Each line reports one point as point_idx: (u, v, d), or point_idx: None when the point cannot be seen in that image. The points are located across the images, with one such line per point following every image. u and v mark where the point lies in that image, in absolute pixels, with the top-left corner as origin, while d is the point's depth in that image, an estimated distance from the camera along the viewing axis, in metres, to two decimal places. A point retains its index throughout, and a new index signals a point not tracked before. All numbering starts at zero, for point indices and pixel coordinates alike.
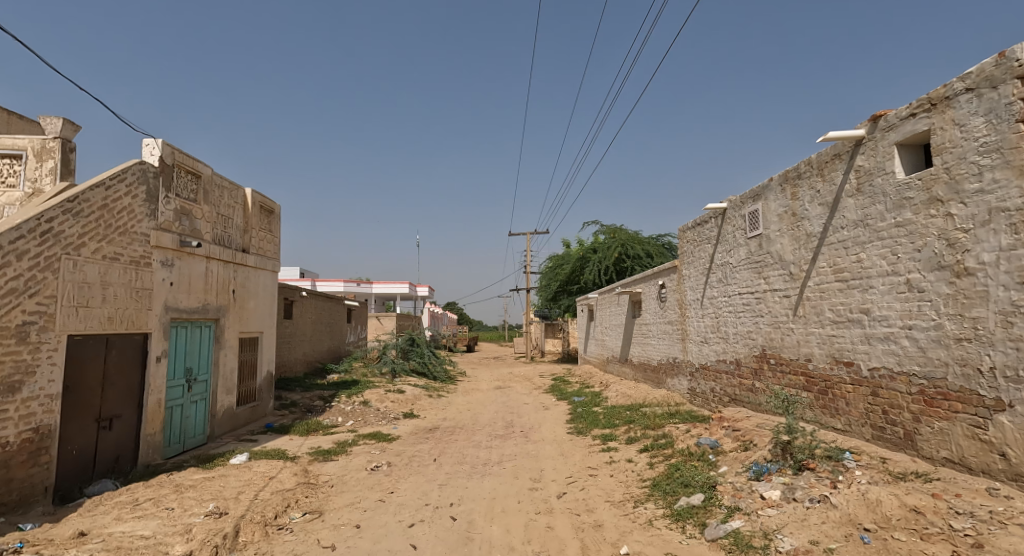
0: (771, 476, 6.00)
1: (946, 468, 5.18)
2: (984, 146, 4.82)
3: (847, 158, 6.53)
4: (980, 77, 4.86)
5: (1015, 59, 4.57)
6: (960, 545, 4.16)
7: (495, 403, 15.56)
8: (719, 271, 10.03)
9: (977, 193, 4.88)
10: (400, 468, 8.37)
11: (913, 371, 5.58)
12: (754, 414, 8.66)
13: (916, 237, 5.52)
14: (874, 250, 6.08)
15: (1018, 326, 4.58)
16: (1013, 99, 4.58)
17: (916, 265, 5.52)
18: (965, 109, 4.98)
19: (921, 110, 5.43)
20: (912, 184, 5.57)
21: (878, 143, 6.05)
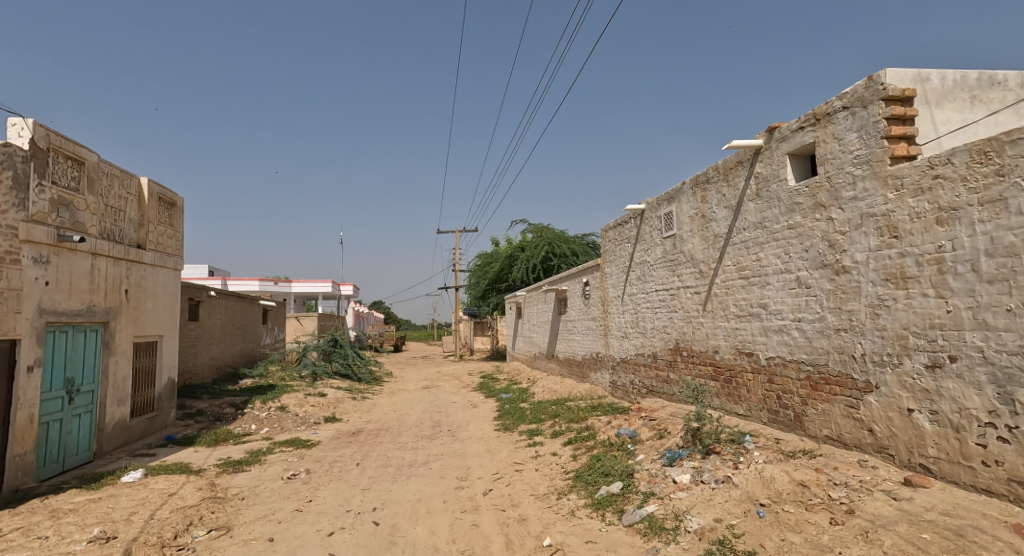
0: (682, 461, 6.48)
1: (828, 444, 5.81)
2: (858, 159, 5.38)
3: (748, 165, 7.12)
4: (854, 97, 5.43)
5: (881, 83, 5.14)
6: (837, 512, 4.68)
7: (423, 403, 15.51)
8: (638, 269, 10.56)
9: (853, 200, 5.46)
10: (319, 475, 8.22)
11: (802, 358, 6.20)
12: (669, 403, 9.25)
13: (805, 239, 6.14)
14: (771, 250, 6.69)
15: (884, 317, 5.09)
16: (879, 119, 5.14)
17: (805, 263, 6.13)
18: (842, 124, 5.57)
19: (808, 123, 6.04)
20: (801, 191, 6.18)
21: (773, 152, 6.65)
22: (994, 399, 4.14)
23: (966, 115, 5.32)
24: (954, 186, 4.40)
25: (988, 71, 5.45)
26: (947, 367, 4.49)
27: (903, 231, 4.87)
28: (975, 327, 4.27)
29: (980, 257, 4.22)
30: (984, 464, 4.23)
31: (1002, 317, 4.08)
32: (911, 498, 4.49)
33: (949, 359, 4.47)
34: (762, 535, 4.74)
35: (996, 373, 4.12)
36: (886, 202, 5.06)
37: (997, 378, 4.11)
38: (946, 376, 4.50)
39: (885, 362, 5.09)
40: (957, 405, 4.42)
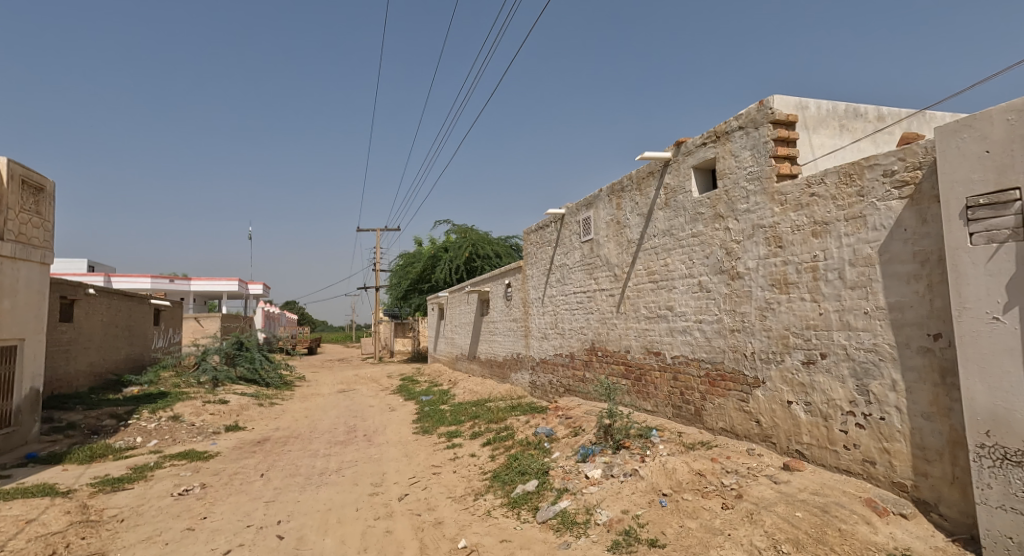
0: (595, 457, 6.82)
1: (723, 436, 6.32)
2: (751, 175, 5.92)
3: (658, 176, 7.60)
4: (748, 118, 5.96)
5: (770, 107, 5.69)
6: (728, 497, 5.12)
7: (338, 407, 15.13)
8: (557, 271, 10.90)
9: (746, 212, 5.98)
10: (216, 489, 7.85)
11: (702, 357, 6.71)
12: (584, 402, 9.65)
13: (706, 246, 6.65)
14: (677, 256, 7.17)
15: (770, 318, 5.63)
16: (768, 140, 5.68)
17: (706, 269, 6.65)
18: (738, 142, 6.08)
19: (710, 140, 6.55)
20: (703, 202, 6.69)
21: (680, 165, 7.15)
22: (854, 390, 4.72)
23: (837, 141, 5.98)
24: (827, 203, 4.96)
25: (854, 103, 6.13)
26: (819, 363, 5.05)
27: (787, 241, 5.42)
28: (841, 328, 4.83)
29: (846, 266, 4.78)
30: (846, 448, 4.81)
31: (861, 318, 4.65)
32: (789, 481, 5.01)
33: (821, 356, 5.03)
34: (663, 523, 5.09)
35: (857, 367, 4.69)
36: (773, 215, 5.60)
37: (858, 372, 4.68)
38: (818, 370, 5.06)
39: (770, 359, 5.63)
40: (826, 397, 4.98)
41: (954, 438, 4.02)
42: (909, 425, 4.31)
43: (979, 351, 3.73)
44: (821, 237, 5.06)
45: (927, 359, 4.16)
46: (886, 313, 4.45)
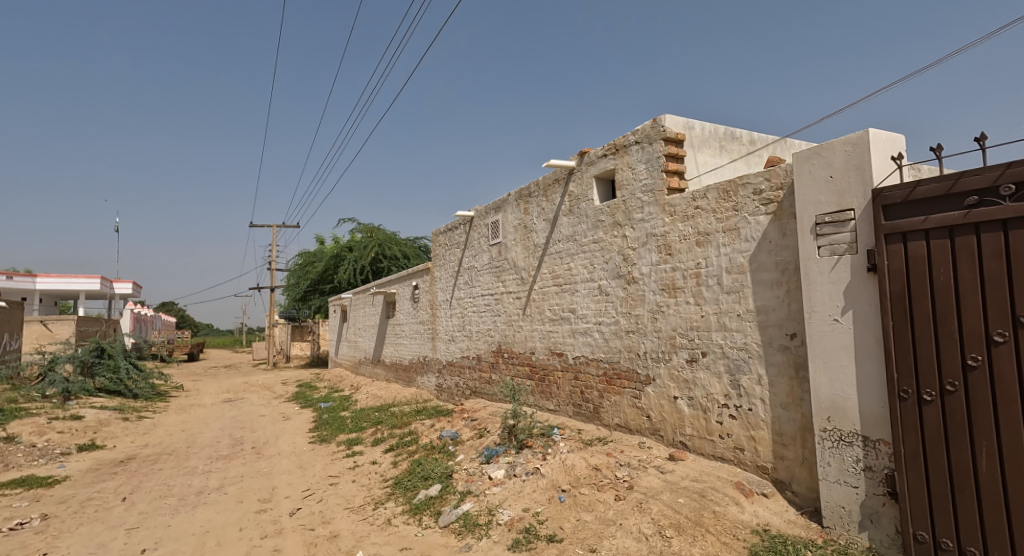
0: (499, 458, 6.99)
1: (618, 431, 6.71)
2: (645, 187, 6.35)
3: (563, 183, 7.92)
4: (643, 134, 6.39)
5: (662, 125, 6.15)
6: (620, 488, 5.47)
7: (222, 419, 14.21)
8: (465, 274, 11.00)
9: (641, 221, 6.41)
10: (62, 520, 7.10)
11: (601, 357, 7.07)
12: (489, 404, 9.83)
13: (605, 252, 7.03)
14: (580, 261, 7.52)
15: (660, 320, 6.08)
16: (660, 155, 6.13)
17: (605, 274, 7.02)
18: (635, 156, 6.50)
19: (610, 152, 6.94)
20: (603, 210, 7.06)
21: (583, 174, 7.49)
22: (728, 385, 5.22)
23: (717, 160, 6.56)
24: (708, 215, 5.45)
25: (731, 127, 6.77)
26: (700, 360, 5.53)
27: (675, 250, 5.88)
28: (718, 329, 5.33)
29: (723, 272, 5.28)
30: (721, 437, 5.32)
31: (735, 320, 5.17)
32: (673, 470, 5.44)
33: (702, 354, 5.51)
34: (561, 518, 5.34)
35: (731, 364, 5.20)
36: (664, 225, 6.05)
37: (731, 368, 5.19)
38: (700, 367, 5.54)
39: (660, 358, 6.07)
40: (705, 392, 5.47)
41: (804, 424, 4.60)
42: (770, 415, 4.86)
43: (825, 348, 4.33)
44: (703, 247, 5.55)
45: (785, 356, 4.72)
46: (754, 316, 4.98)
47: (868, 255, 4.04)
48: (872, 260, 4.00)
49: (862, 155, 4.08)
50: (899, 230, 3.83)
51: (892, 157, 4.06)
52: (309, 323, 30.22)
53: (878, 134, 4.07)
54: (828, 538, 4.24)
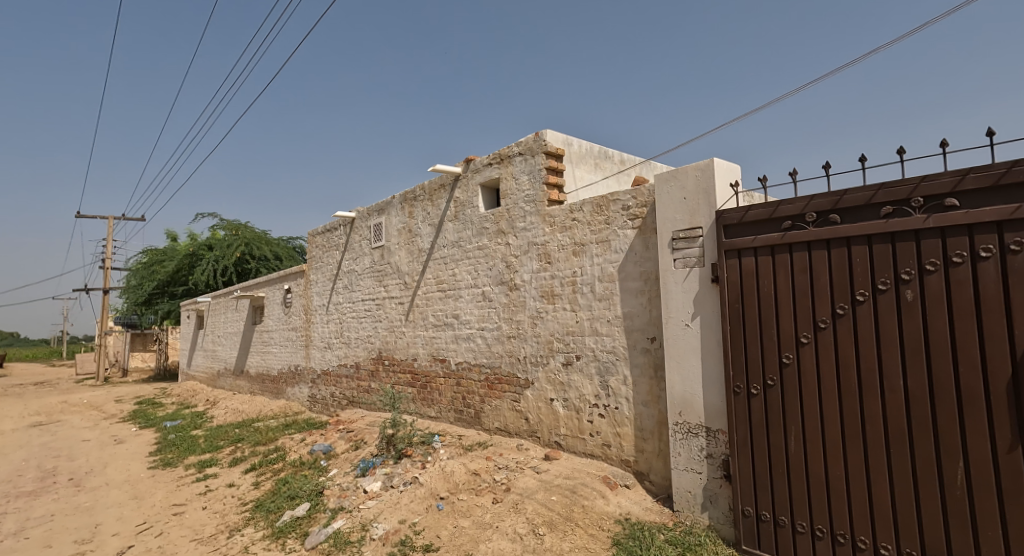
0: (375, 469, 6.86)
1: (498, 435, 6.86)
2: (527, 198, 6.61)
3: (449, 189, 7.95)
4: (526, 147, 6.67)
5: (543, 140, 6.47)
6: (498, 491, 5.62)
7: (33, 448, 12.35)
8: (345, 277, 10.66)
9: (523, 230, 6.63)
10: None
11: (483, 362, 7.17)
12: (367, 414, 9.60)
13: (489, 259, 7.17)
14: (464, 267, 7.59)
15: (539, 325, 6.32)
16: (541, 168, 6.44)
17: (488, 280, 7.14)
18: (519, 167, 6.74)
19: (494, 162, 7.12)
20: (488, 218, 7.19)
21: (468, 181, 7.59)
22: (599, 386, 5.58)
23: (593, 176, 6.99)
24: (584, 227, 5.80)
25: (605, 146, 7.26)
26: (575, 363, 5.84)
27: (554, 258, 6.16)
28: (591, 333, 5.68)
29: (596, 281, 5.65)
30: (591, 435, 5.66)
31: (605, 325, 5.55)
32: (548, 470, 5.67)
33: (576, 357, 5.83)
34: (438, 526, 5.34)
35: (601, 366, 5.56)
36: (544, 234, 6.31)
37: (602, 370, 5.55)
38: (574, 370, 5.85)
39: (538, 362, 6.31)
40: (578, 393, 5.80)
41: (661, 419, 5.05)
42: (633, 411, 5.27)
43: (677, 349, 4.82)
44: (580, 256, 5.88)
45: (646, 357, 5.16)
46: (622, 321, 5.38)
47: (713, 267, 4.58)
48: (716, 272, 4.55)
49: (709, 180, 4.60)
50: (736, 247, 4.43)
51: (731, 185, 4.61)
52: (154, 332, 27.20)
53: (721, 163, 4.62)
54: (678, 520, 4.76)
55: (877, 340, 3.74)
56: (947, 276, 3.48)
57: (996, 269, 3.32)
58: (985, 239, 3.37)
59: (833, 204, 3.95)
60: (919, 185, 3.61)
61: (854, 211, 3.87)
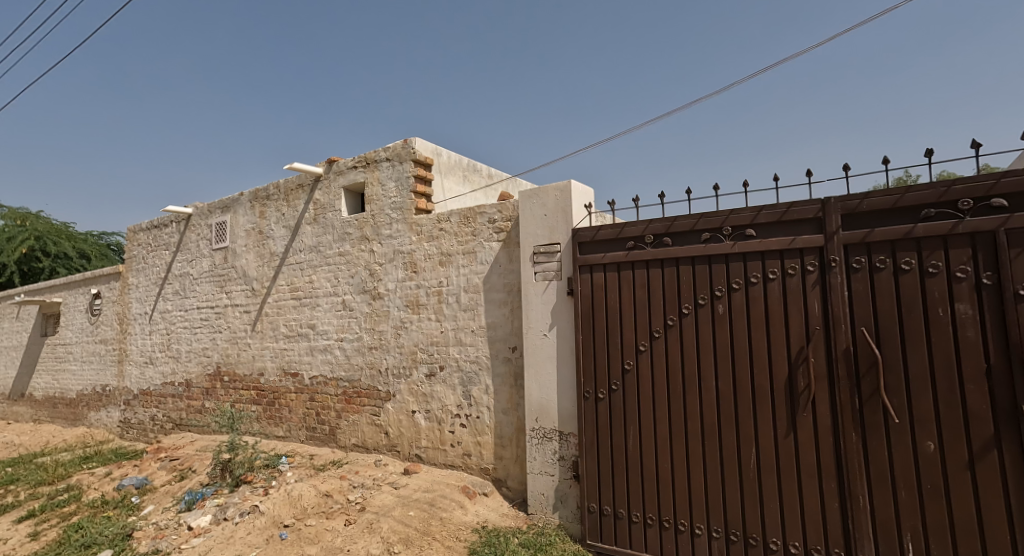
0: (205, 501, 6.11)
1: (354, 451, 6.53)
2: (394, 204, 6.37)
3: (308, 190, 7.33)
4: (394, 152, 6.46)
5: (412, 147, 6.33)
6: (351, 512, 5.34)
7: None
8: (177, 282, 9.43)
9: (389, 237, 6.37)
10: None
11: (340, 376, 6.71)
12: (199, 437, 8.55)
13: (351, 266, 6.72)
14: (323, 273, 7.02)
15: (402, 336, 6.14)
16: (410, 175, 6.28)
17: (350, 288, 6.70)
18: (385, 172, 6.49)
19: (360, 165, 6.77)
20: (351, 223, 6.76)
21: (331, 183, 7.08)
22: (461, 396, 5.61)
23: (460, 188, 7.07)
24: (451, 238, 5.83)
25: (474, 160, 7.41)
26: (438, 375, 5.81)
27: (420, 268, 6.05)
28: (455, 343, 5.70)
29: (462, 291, 5.70)
30: (452, 445, 5.67)
31: (469, 335, 5.62)
32: (406, 485, 5.54)
33: (440, 368, 5.80)
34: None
35: (464, 376, 5.61)
36: (410, 243, 6.16)
37: (465, 380, 5.60)
38: (437, 381, 5.81)
39: (400, 374, 6.12)
40: (441, 404, 5.77)
41: (519, 426, 5.23)
42: (494, 420, 5.39)
43: (535, 359, 5.05)
44: (446, 266, 5.88)
45: (507, 366, 5.33)
46: (485, 331, 5.50)
47: (568, 281, 4.90)
48: (571, 285, 4.88)
49: (566, 200, 4.95)
50: (589, 263, 4.79)
51: (585, 206, 4.99)
52: None
53: (577, 185, 4.99)
54: (531, 523, 4.95)
55: (695, 348, 4.34)
56: (747, 293, 4.17)
57: (780, 288, 4.05)
58: (773, 263, 4.10)
59: (666, 228, 4.50)
60: (729, 216, 4.28)
61: (682, 235, 4.46)
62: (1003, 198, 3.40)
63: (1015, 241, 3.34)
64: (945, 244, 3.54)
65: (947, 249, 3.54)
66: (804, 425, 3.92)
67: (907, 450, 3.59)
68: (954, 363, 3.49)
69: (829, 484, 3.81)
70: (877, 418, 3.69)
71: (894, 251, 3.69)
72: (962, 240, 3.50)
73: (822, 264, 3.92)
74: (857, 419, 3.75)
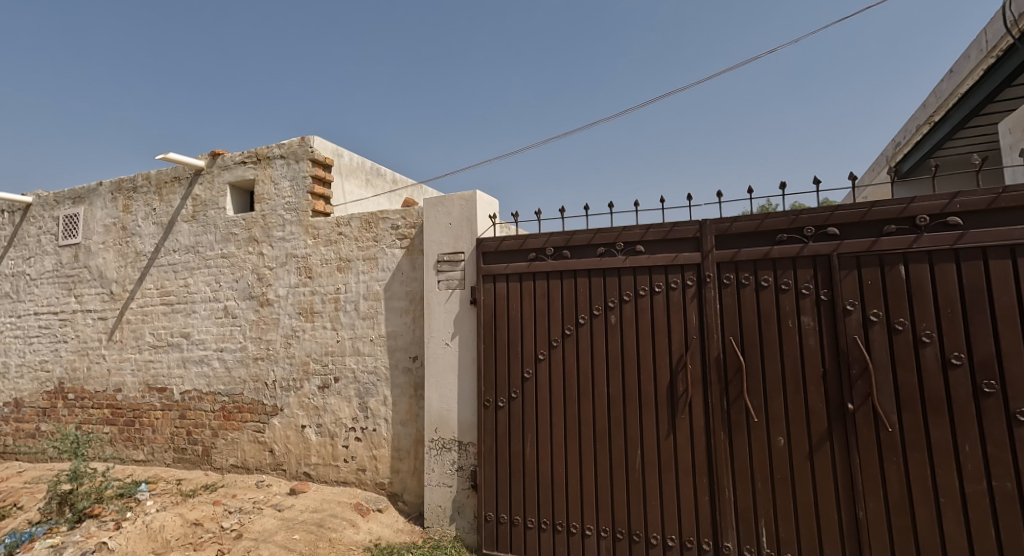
0: (36, 542, 5.16)
1: (231, 473, 5.95)
2: (288, 205, 5.97)
3: (186, 184, 6.64)
4: (289, 150, 6.07)
5: (310, 146, 5.99)
6: (225, 541, 4.85)
7: None
8: (7, 282, 8.01)
9: (281, 240, 5.94)
10: None
11: (218, 390, 6.11)
12: (30, 466, 7.30)
13: (235, 269, 6.17)
14: (201, 277, 6.37)
15: (293, 345, 5.74)
16: (307, 175, 5.93)
17: (233, 294, 6.15)
18: (278, 170, 6.07)
19: (249, 160, 6.27)
20: (237, 223, 6.22)
21: (214, 178, 6.47)
22: (357, 408, 5.37)
23: (362, 192, 6.82)
24: (351, 243, 5.58)
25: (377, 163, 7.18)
26: (332, 387, 5.50)
27: (315, 273, 5.72)
28: (352, 353, 5.45)
29: (360, 299, 5.47)
30: (345, 461, 5.40)
31: (367, 344, 5.40)
32: (292, 506, 5.16)
33: (334, 380, 5.50)
34: None
35: (361, 388, 5.37)
36: (305, 246, 5.80)
37: (361, 391, 5.37)
38: (331, 394, 5.50)
39: (289, 387, 5.70)
40: (334, 417, 5.47)
41: (417, 437, 5.12)
42: (391, 432, 5.22)
43: (437, 368, 4.98)
44: (344, 272, 5.61)
45: (407, 377, 5.20)
46: (385, 340, 5.32)
47: (471, 290, 4.92)
48: (474, 294, 4.90)
49: (472, 210, 4.98)
50: (492, 273, 4.85)
51: (490, 216, 5.05)
52: None
53: (483, 196, 5.04)
54: (427, 536, 4.85)
55: (589, 356, 4.56)
56: (637, 305, 4.48)
57: (664, 301, 4.40)
58: (658, 277, 4.44)
59: (566, 241, 4.69)
60: (621, 233, 4.57)
61: (580, 249, 4.67)
62: (837, 227, 3.97)
63: (845, 264, 3.92)
64: (794, 265, 4.07)
65: (796, 269, 4.06)
66: (682, 427, 4.26)
67: (764, 445, 4.05)
68: (800, 368, 4.00)
69: (702, 479, 4.17)
70: (741, 418, 4.12)
71: (757, 269, 4.17)
72: (806, 262, 4.03)
73: (699, 279, 4.32)
74: (725, 420, 4.16)
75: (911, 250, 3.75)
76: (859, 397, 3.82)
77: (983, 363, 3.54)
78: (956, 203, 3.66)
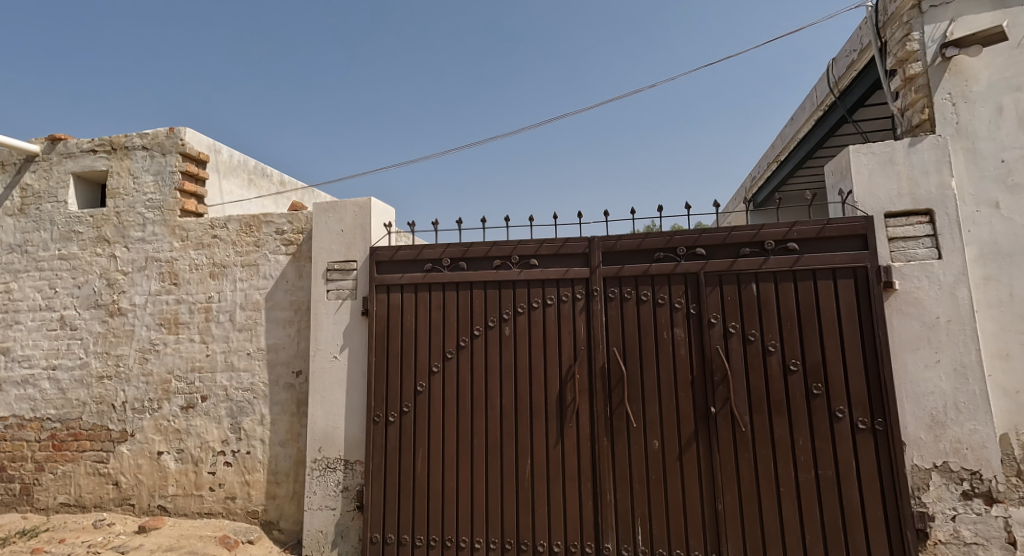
0: None
1: (59, 514, 5.04)
2: (150, 202, 5.27)
3: (13, 171, 5.58)
4: (153, 140, 5.38)
5: (180, 138, 5.36)
6: None
7: None
8: None
9: (139, 241, 5.22)
10: None
11: (48, 415, 5.15)
12: None
13: (77, 273, 5.29)
14: (28, 281, 5.36)
15: (151, 362, 5.04)
16: (174, 170, 5.29)
17: (73, 301, 5.26)
18: (139, 162, 5.35)
19: (101, 149, 5.45)
20: (81, 219, 5.35)
21: (51, 166, 5.52)
22: (227, 429, 4.85)
23: (243, 192, 6.24)
24: (227, 246, 5.07)
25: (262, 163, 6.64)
26: (198, 407, 4.91)
27: (181, 280, 5.10)
28: (224, 369, 4.92)
29: (236, 309, 4.98)
30: (211, 490, 4.83)
31: (243, 359, 4.91)
32: (139, 547, 4.49)
33: (200, 400, 4.91)
34: None
35: (233, 407, 4.86)
36: (171, 250, 5.15)
37: (233, 411, 4.86)
38: (196, 415, 4.91)
39: (144, 408, 4.99)
40: (199, 441, 4.88)
41: (298, 458, 4.75)
42: (268, 454, 4.79)
43: (323, 383, 4.69)
44: (218, 280, 5.07)
45: (289, 393, 4.82)
46: (264, 354, 4.89)
47: (363, 300, 4.72)
48: (366, 305, 4.70)
49: (366, 217, 4.80)
50: (385, 283, 4.70)
51: (385, 225, 4.90)
52: None
53: (378, 204, 4.89)
54: None
55: (484, 368, 4.60)
56: (530, 317, 4.61)
57: (556, 313, 4.58)
58: (551, 291, 4.62)
59: (463, 253, 4.70)
60: (516, 247, 4.68)
61: (477, 260, 4.71)
62: (704, 248, 4.44)
63: (709, 281, 4.40)
64: (669, 281, 4.48)
65: (670, 285, 4.47)
66: (569, 435, 4.45)
67: (641, 448, 4.36)
68: (672, 375, 4.39)
69: (586, 484, 4.38)
70: (621, 423, 4.41)
71: (638, 284, 4.52)
72: (679, 279, 4.46)
73: (588, 293, 4.57)
74: (607, 426, 4.42)
75: (761, 271, 4.33)
76: (720, 401, 4.28)
77: (814, 369, 4.17)
78: (794, 231, 4.29)
